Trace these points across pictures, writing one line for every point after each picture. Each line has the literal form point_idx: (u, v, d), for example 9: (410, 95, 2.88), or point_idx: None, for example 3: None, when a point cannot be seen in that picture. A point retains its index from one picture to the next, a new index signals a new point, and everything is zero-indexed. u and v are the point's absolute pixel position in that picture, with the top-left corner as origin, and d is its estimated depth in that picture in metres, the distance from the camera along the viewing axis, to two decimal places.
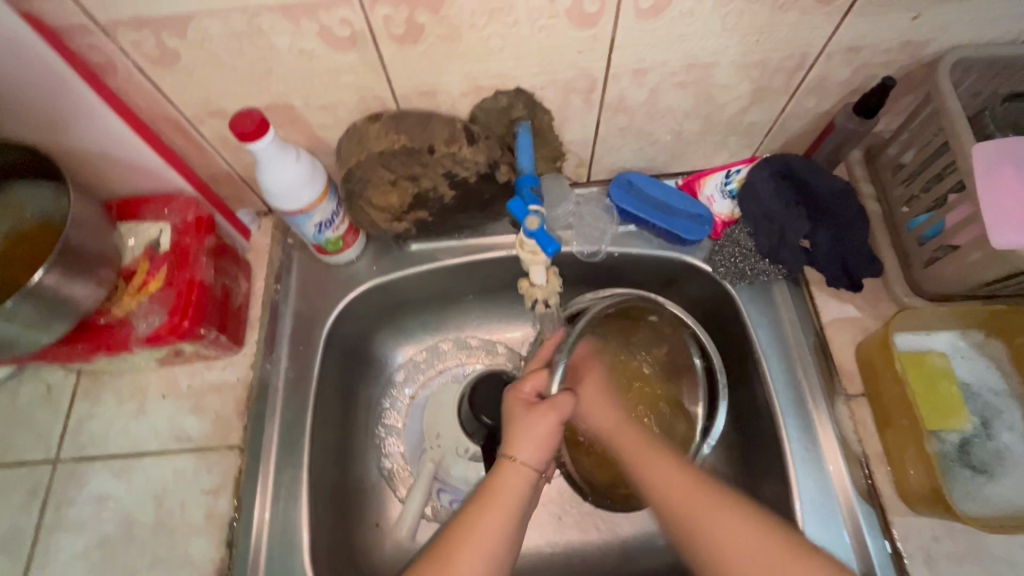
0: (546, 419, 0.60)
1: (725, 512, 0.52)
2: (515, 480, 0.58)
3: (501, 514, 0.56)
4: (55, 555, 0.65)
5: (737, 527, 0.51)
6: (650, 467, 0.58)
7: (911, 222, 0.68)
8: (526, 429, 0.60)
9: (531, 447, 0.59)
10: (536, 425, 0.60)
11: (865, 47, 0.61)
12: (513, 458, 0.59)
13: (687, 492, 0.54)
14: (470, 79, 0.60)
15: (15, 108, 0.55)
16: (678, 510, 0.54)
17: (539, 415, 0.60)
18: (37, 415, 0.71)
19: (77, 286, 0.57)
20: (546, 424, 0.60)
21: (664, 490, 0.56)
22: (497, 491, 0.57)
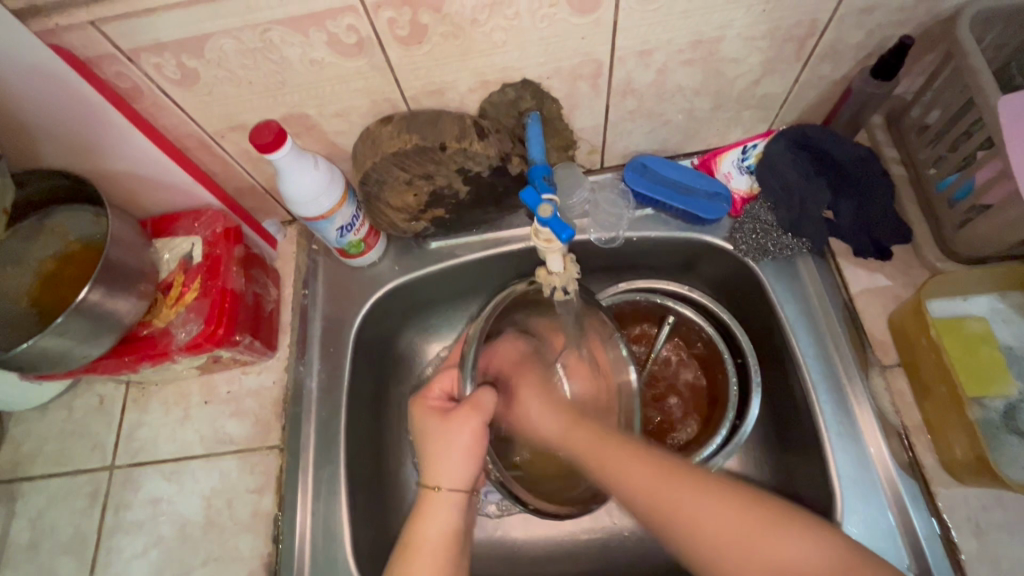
0: (466, 432, 0.59)
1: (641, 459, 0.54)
2: (441, 506, 0.58)
3: (439, 528, 0.58)
4: (117, 555, 0.69)
5: (665, 478, 0.51)
6: (579, 445, 0.59)
7: (940, 183, 0.66)
8: (446, 453, 0.59)
9: (454, 470, 0.58)
10: (453, 443, 0.59)
11: (878, 7, 0.59)
12: (438, 488, 0.58)
13: (613, 441, 0.57)
14: (477, 74, 0.61)
15: (54, 136, 0.58)
16: (595, 460, 0.56)
17: (458, 430, 0.59)
18: (92, 425, 0.76)
19: (119, 300, 0.60)
20: (466, 437, 0.59)
21: (591, 449, 0.58)
22: (433, 504, 0.58)
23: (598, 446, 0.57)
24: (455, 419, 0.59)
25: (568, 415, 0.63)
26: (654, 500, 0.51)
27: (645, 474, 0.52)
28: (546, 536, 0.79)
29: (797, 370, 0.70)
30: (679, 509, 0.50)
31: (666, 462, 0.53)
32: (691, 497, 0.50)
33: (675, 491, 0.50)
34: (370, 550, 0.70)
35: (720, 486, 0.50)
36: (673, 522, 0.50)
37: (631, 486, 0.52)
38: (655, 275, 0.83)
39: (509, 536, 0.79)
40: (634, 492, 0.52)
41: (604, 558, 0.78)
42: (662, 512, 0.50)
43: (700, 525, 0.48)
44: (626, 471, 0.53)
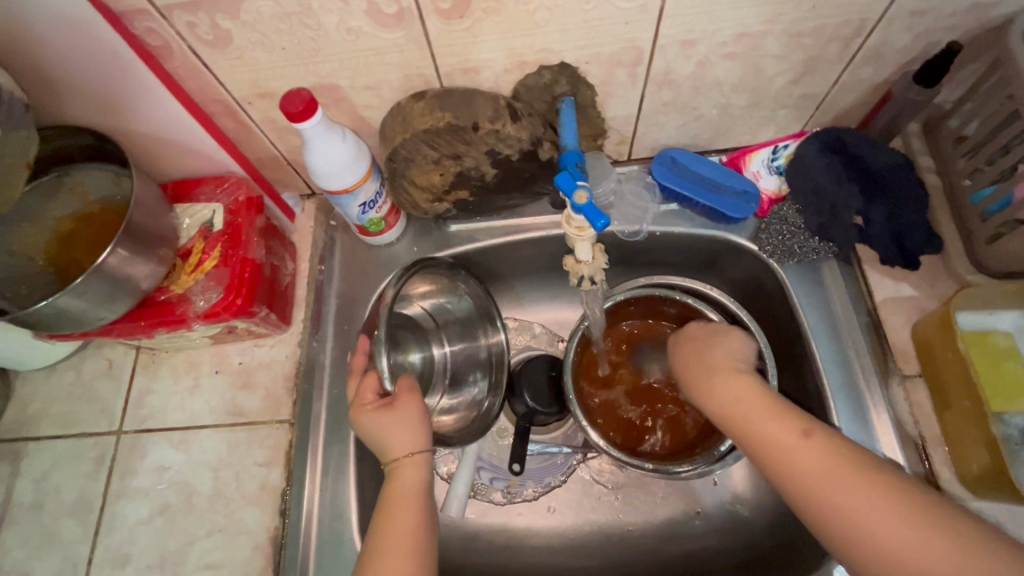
0: (407, 410, 0.59)
1: (812, 446, 0.50)
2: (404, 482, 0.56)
3: (408, 515, 0.54)
4: (121, 520, 0.69)
5: (837, 468, 0.48)
6: (742, 412, 0.54)
7: (974, 195, 0.66)
8: (391, 433, 0.57)
9: (405, 441, 0.57)
10: (392, 426, 0.58)
11: (930, 10, 0.58)
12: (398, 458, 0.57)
13: (766, 412, 0.53)
14: (515, 54, 0.60)
15: (79, 91, 0.57)
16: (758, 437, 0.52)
17: (397, 411, 0.58)
18: (100, 388, 0.75)
19: (139, 264, 0.59)
20: (409, 412, 0.58)
21: (756, 424, 0.53)
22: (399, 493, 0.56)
23: (757, 422, 0.53)
24: (403, 404, 0.59)
25: (751, 390, 0.55)
26: (807, 483, 0.48)
27: (818, 459, 0.49)
28: (552, 525, 0.79)
29: (815, 376, 0.69)
30: (846, 514, 0.46)
31: (842, 453, 0.48)
32: (856, 494, 0.46)
33: (877, 505, 0.45)
34: None
35: (899, 492, 0.46)
36: (834, 517, 0.47)
37: (793, 467, 0.49)
38: (676, 271, 0.83)
39: (516, 524, 0.79)
40: (794, 476, 0.49)
41: (607, 550, 0.77)
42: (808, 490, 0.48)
43: (868, 532, 0.45)
44: (790, 456, 0.50)
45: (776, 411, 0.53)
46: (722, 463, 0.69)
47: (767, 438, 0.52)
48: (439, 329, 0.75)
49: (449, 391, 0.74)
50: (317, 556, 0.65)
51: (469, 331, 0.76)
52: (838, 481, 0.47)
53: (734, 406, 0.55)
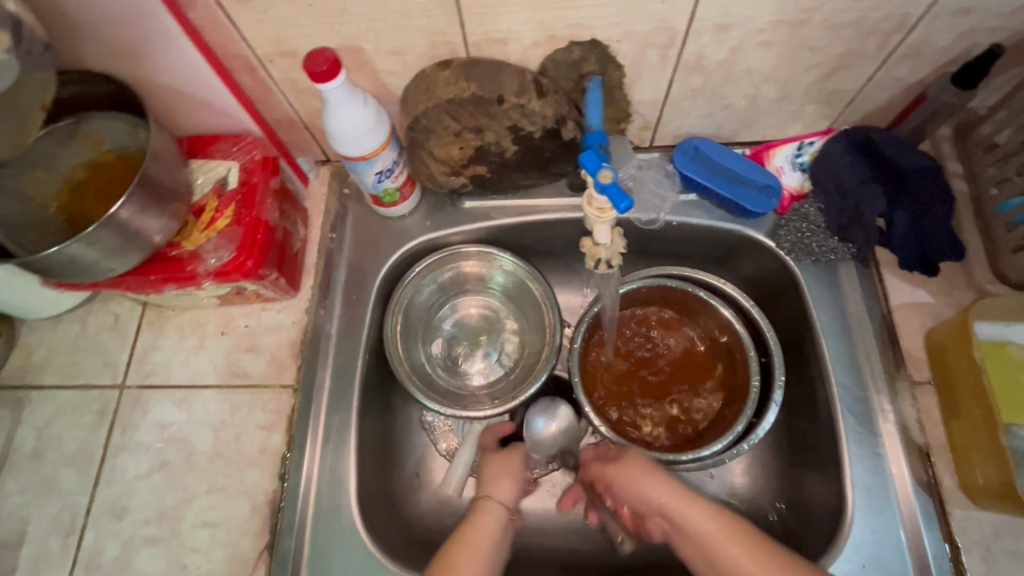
0: (516, 455, 0.70)
1: (779, 570, 0.52)
2: (486, 516, 0.62)
3: (486, 533, 0.61)
4: (120, 474, 0.69)
5: None
6: (705, 540, 0.55)
7: (1002, 204, 0.65)
8: (501, 471, 0.67)
9: (504, 485, 0.66)
10: (508, 462, 0.68)
11: (976, 9, 0.56)
12: (490, 498, 0.64)
13: (730, 536, 0.55)
14: (545, 27, 0.58)
15: (100, 37, 0.56)
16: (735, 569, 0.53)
17: (510, 453, 0.70)
18: (105, 342, 0.75)
19: (151, 218, 0.59)
20: (516, 457, 0.69)
21: (715, 550, 0.55)
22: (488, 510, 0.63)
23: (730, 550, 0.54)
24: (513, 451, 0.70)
25: (718, 514, 0.56)
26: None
27: None
28: (548, 508, 0.78)
29: (823, 376, 0.68)
30: None
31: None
32: None
33: None
34: (376, 502, 0.69)
35: None
36: None
37: None
38: (688, 263, 0.82)
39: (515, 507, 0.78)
40: None
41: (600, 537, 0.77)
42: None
43: None
44: None
45: (738, 535, 0.55)
46: (714, 451, 0.68)
47: (734, 564, 0.53)
48: (481, 288, 0.81)
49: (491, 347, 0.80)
50: (314, 524, 0.65)
51: (519, 292, 0.79)
52: None
53: (692, 532, 0.56)
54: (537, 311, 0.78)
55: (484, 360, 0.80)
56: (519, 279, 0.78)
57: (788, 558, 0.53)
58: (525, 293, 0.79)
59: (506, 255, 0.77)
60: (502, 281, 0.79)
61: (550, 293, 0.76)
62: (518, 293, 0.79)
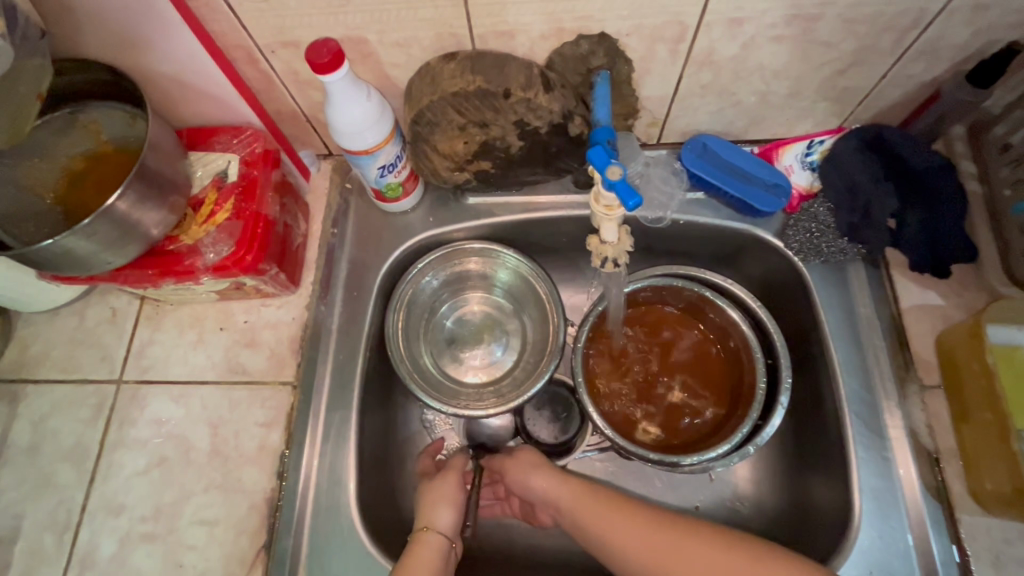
0: (445, 478, 0.67)
1: (645, 525, 0.60)
2: (426, 548, 0.60)
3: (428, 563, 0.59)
4: (117, 470, 0.68)
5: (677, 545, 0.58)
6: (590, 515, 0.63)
7: (1015, 206, 0.63)
8: (434, 496, 0.65)
9: (441, 512, 0.64)
10: (443, 487, 0.66)
11: (995, 5, 0.55)
12: (428, 528, 0.62)
13: (601, 506, 0.63)
14: (554, 19, 0.57)
15: (98, 24, 0.55)
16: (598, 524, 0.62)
17: (441, 477, 0.67)
18: (102, 336, 0.74)
19: (149, 211, 0.57)
20: (448, 483, 0.66)
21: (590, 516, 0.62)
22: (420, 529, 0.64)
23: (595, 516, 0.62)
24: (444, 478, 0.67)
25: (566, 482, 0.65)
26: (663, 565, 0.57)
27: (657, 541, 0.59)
28: None
29: (830, 378, 0.67)
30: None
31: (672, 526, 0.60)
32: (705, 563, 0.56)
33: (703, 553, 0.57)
34: (375, 502, 0.68)
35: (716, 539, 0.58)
36: None
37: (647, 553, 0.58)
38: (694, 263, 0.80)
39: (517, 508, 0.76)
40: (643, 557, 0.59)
41: None
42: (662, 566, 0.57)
43: None
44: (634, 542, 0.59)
45: (608, 504, 0.63)
46: (721, 460, 0.67)
47: (614, 529, 0.61)
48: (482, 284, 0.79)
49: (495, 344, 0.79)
50: (312, 523, 0.64)
51: (524, 289, 0.78)
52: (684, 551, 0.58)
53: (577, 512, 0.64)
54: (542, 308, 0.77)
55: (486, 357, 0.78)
56: (524, 276, 0.77)
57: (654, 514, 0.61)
58: (529, 290, 0.77)
59: (511, 253, 0.76)
60: (506, 277, 0.78)
61: (555, 291, 0.75)
62: (523, 290, 0.78)
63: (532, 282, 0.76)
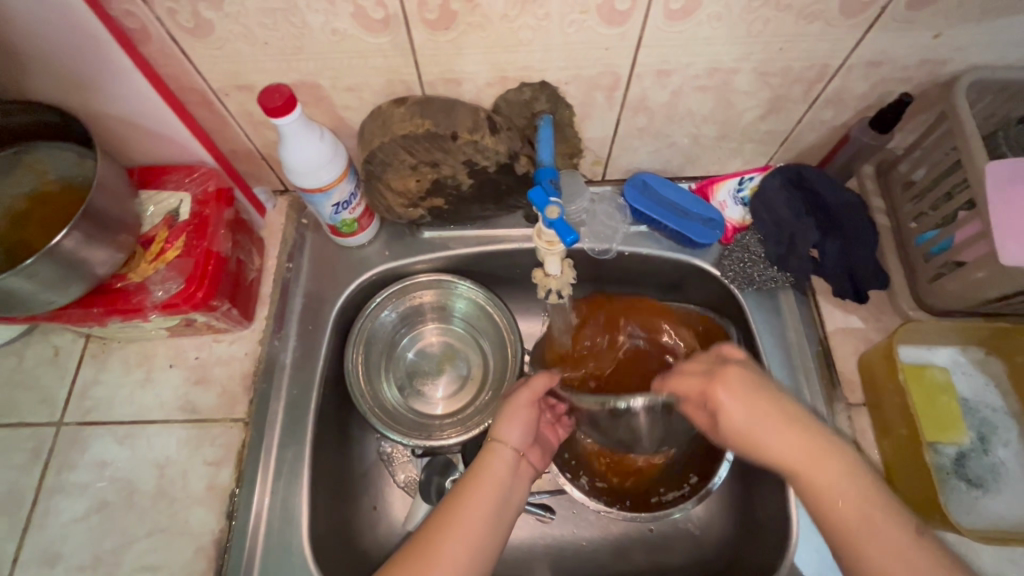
0: (522, 399, 0.63)
1: (795, 430, 0.50)
2: (495, 461, 0.59)
3: (485, 496, 0.56)
4: (54, 518, 0.65)
5: (813, 449, 0.49)
6: (760, 426, 0.50)
7: (918, 237, 0.70)
8: (508, 414, 0.62)
9: (513, 429, 0.61)
10: (515, 406, 0.62)
11: (886, 62, 0.62)
12: (500, 442, 0.60)
13: (766, 416, 0.50)
14: (497, 69, 0.61)
15: (47, 68, 0.55)
16: (760, 437, 0.50)
17: (518, 398, 0.63)
18: (42, 376, 0.71)
19: (95, 249, 0.57)
20: (523, 402, 0.63)
21: (750, 426, 0.51)
22: (485, 477, 0.57)
23: (817, 474, 0.48)
24: (524, 391, 0.63)
25: (807, 436, 0.50)
26: (852, 529, 0.47)
27: (795, 449, 0.49)
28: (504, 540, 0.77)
29: None
30: (827, 501, 0.48)
31: (817, 441, 0.49)
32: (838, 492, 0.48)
33: (823, 470, 0.48)
34: (328, 538, 0.68)
35: (855, 472, 0.48)
36: (823, 510, 0.48)
37: (784, 457, 0.50)
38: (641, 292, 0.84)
39: None
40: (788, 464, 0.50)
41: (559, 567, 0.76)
42: (853, 538, 0.46)
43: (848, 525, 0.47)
44: (781, 446, 0.50)
45: (762, 402, 0.51)
46: (680, 507, 0.69)
47: (765, 440, 0.50)
48: (438, 313, 0.81)
49: (452, 372, 0.81)
50: (262, 562, 0.63)
51: (479, 317, 0.80)
52: (820, 460, 0.49)
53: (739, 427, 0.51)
54: (500, 337, 0.79)
55: (446, 384, 0.80)
56: (482, 305, 0.79)
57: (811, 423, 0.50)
58: (486, 317, 0.80)
59: (465, 283, 0.78)
60: (462, 306, 0.80)
61: (511, 319, 0.77)
62: (479, 318, 0.80)
63: (488, 310, 0.79)
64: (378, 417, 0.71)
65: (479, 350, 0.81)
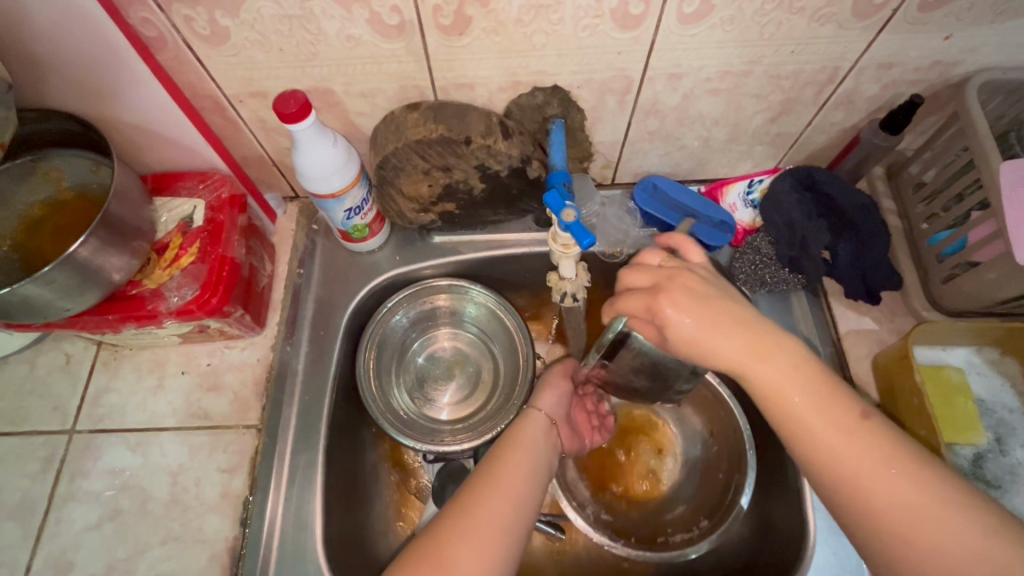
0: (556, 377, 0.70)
1: (741, 334, 0.49)
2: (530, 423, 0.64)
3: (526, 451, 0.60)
4: (66, 527, 0.65)
5: (758, 353, 0.49)
6: (710, 335, 0.49)
7: (931, 238, 0.70)
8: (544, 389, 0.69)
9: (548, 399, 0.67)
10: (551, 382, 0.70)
11: (896, 64, 0.62)
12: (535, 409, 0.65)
13: (715, 326, 0.49)
14: (510, 74, 0.61)
15: (63, 76, 0.56)
16: (708, 346, 0.49)
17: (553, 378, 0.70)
18: (54, 385, 0.71)
19: (111, 256, 0.58)
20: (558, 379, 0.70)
21: (696, 335, 0.50)
22: (524, 436, 0.62)
23: (764, 374, 0.49)
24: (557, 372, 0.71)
25: (752, 339, 0.49)
26: (797, 423, 0.48)
27: (739, 351, 0.49)
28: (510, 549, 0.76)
29: None
30: (787, 410, 0.48)
31: (763, 342, 0.49)
32: (800, 397, 0.48)
33: (779, 377, 0.48)
34: (342, 545, 0.67)
35: (802, 373, 0.48)
36: (786, 421, 0.49)
37: (732, 363, 0.49)
38: None
39: None
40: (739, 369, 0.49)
41: None
42: (801, 430, 0.48)
43: (811, 430, 0.47)
44: (728, 354, 0.49)
45: (702, 307, 0.50)
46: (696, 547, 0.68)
47: (713, 345, 0.49)
48: (449, 318, 0.81)
49: (463, 378, 0.81)
50: (278, 569, 0.63)
51: (491, 323, 0.80)
52: (769, 365, 0.49)
53: (685, 336, 0.50)
54: (510, 341, 0.79)
55: (457, 390, 0.80)
56: (494, 311, 0.79)
57: (757, 324, 0.50)
58: (496, 323, 0.79)
59: (477, 288, 0.78)
60: (473, 311, 0.80)
61: (522, 324, 0.77)
62: (490, 323, 0.80)
63: (499, 316, 0.78)
64: (390, 423, 0.71)
65: (490, 355, 0.81)
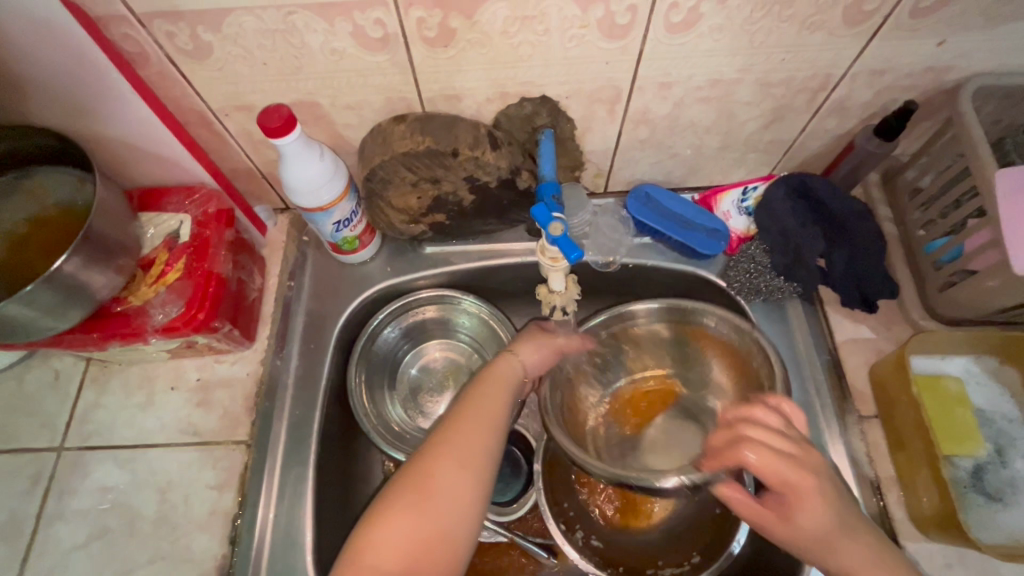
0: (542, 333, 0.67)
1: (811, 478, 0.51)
2: (506, 369, 0.62)
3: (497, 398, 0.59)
4: (54, 547, 0.64)
5: (805, 492, 0.51)
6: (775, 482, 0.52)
7: (928, 245, 0.69)
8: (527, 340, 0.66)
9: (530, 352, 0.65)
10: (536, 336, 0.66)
11: (888, 70, 0.62)
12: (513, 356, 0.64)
13: (807, 480, 0.51)
14: (497, 84, 0.61)
15: (45, 93, 0.55)
16: (794, 509, 0.51)
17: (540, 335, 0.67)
18: (43, 401, 0.71)
19: (96, 273, 0.57)
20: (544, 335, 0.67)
21: (800, 488, 0.51)
22: (497, 381, 0.61)
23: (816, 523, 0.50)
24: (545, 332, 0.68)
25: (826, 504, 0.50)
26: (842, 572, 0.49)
27: (820, 510, 0.50)
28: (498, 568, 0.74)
29: None
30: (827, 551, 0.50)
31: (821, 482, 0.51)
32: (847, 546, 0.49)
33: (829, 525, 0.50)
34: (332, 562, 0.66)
35: (835, 504, 0.51)
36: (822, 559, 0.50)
37: (801, 520, 0.51)
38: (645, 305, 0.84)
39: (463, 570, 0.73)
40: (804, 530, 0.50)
41: None
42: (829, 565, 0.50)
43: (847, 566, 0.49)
44: (814, 512, 0.50)
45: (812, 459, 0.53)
46: None
47: (803, 505, 0.51)
48: (442, 329, 0.81)
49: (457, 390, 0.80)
50: None
51: (484, 333, 0.79)
52: (815, 509, 0.50)
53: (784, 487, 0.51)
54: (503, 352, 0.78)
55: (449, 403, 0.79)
56: (488, 322, 0.78)
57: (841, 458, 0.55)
58: (490, 333, 0.79)
59: (469, 298, 0.78)
60: (467, 321, 0.79)
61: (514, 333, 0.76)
62: (483, 333, 0.79)
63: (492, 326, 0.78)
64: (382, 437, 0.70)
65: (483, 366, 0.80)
